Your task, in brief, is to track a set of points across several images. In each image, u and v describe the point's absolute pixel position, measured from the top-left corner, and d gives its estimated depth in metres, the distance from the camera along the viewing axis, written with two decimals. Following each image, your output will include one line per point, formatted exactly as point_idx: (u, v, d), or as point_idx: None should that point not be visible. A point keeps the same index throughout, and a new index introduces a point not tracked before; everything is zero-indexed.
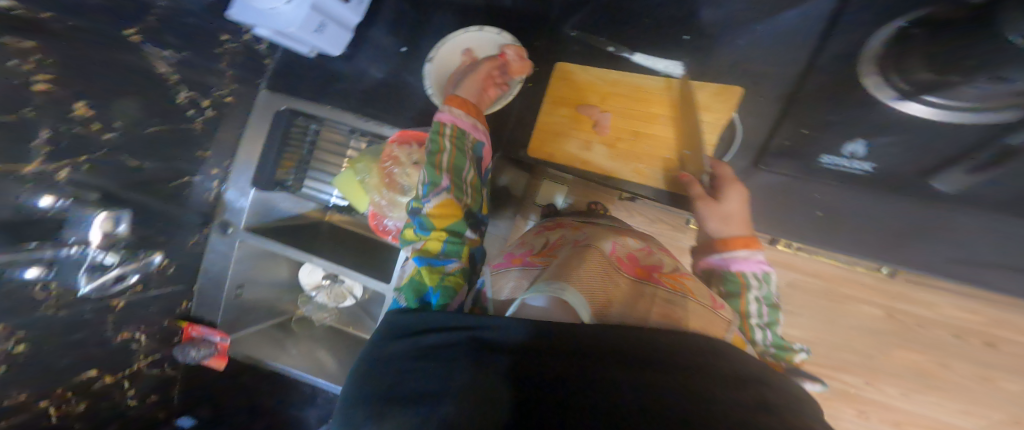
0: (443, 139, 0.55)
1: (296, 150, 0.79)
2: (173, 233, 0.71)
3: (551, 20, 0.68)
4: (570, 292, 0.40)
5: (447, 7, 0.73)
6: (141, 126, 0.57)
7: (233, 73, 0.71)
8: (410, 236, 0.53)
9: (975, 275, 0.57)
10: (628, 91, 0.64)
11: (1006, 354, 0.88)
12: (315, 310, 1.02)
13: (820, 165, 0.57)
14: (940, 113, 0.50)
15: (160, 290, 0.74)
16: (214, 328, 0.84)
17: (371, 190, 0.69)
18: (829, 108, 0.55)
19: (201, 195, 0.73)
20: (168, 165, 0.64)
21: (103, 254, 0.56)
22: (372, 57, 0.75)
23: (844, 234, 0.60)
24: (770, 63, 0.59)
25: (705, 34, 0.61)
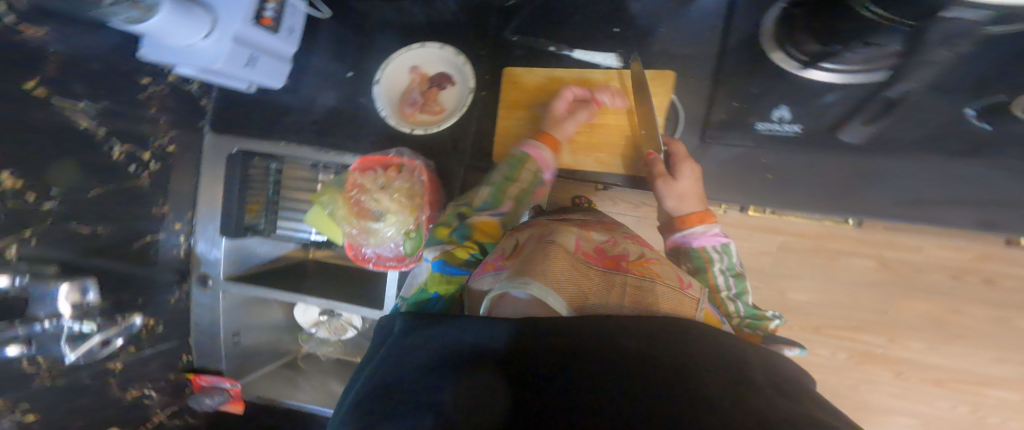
0: (523, 173, 0.61)
1: (261, 192, 0.77)
2: (151, 293, 0.72)
3: (490, 29, 0.70)
4: (533, 284, 0.41)
5: (390, 29, 0.74)
6: (81, 191, 0.57)
7: (167, 120, 0.68)
8: (447, 239, 0.58)
9: (934, 215, 0.56)
10: (574, 85, 0.65)
11: (1007, 290, 0.88)
12: (318, 345, 0.98)
13: (757, 132, 0.56)
14: (842, 77, 0.51)
15: (154, 348, 0.76)
16: (222, 375, 0.83)
17: (342, 221, 0.68)
18: (749, 81, 0.56)
19: (169, 254, 0.74)
20: (123, 226, 0.64)
21: (78, 324, 0.56)
22: (320, 86, 0.76)
23: (793, 190, 0.59)
24: (698, 40, 0.61)
25: (634, 20, 0.64)
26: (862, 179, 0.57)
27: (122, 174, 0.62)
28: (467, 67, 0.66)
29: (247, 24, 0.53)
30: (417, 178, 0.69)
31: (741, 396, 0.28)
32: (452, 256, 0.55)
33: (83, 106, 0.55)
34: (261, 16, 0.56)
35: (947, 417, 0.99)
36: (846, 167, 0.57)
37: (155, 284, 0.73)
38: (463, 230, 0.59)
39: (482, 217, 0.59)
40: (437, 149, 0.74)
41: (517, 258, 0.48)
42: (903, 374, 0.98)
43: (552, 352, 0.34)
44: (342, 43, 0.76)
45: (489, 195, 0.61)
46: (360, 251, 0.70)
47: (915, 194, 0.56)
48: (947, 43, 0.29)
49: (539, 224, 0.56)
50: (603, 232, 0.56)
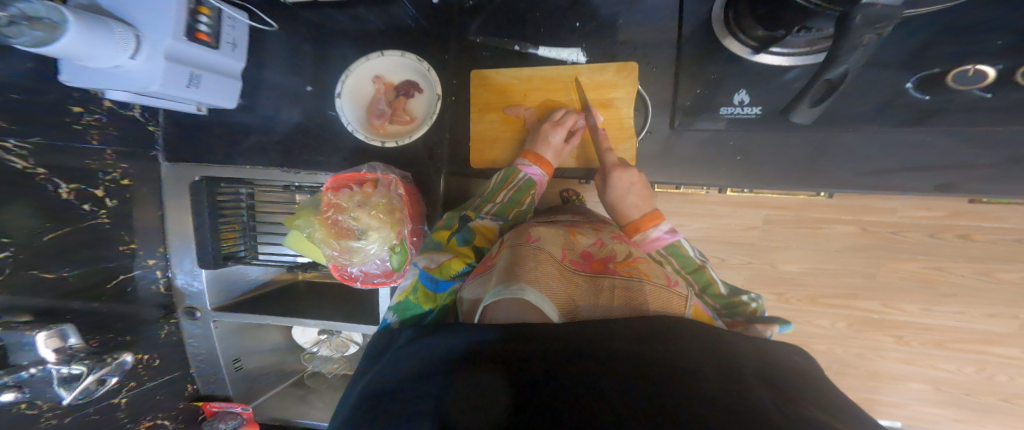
0: (526, 200, 0.62)
1: (234, 218, 0.76)
2: (139, 330, 0.71)
3: (447, 30, 0.68)
4: (529, 291, 0.39)
5: (341, 37, 0.71)
6: (37, 235, 0.55)
7: (118, 152, 0.67)
8: (448, 243, 0.55)
9: (910, 182, 0.54)
10: (542, 84, 0.65)
11: (979, 244, 0.88)
12: (324, 363, 0.99)
13: (721, 117, 0.56)
14: (792, 60, 0.51)
15: (158, 380, 0.76)
16: (231, 401, 0.85)
17: (320, 243, 0.66)
18: (710, 64, 0.55)
19: (149, 290, 0.73)
20: (90, 266, 0.62)
21: (66, 367, 0.54)
22: (277, 101, 0.73)
23: (766, 170, 0.58)
24: (653, 24, 0.59)
25: (586, 9, 0.61)
26: (824, 155, 0.56)
27: (78, 215, 0.60)
28: (432, 73, 0.64)
29: (180, 40, 0.52)
30: (394, 193, 0.67)
31: (733, 395, 0.29)
32: (448, 266, 0.50)
33: (24, 149, 0.53)
34: (194, 30, 0.54)
35: (953, 379, 0.99)
36: (814, 144, 0.56)
37: (142, 321, 0.72)
38: (466, 234, 0.56)
39: (484, 222, 0.58)
40: (411, 160, 0.73)
41: (500, 262, 0.47)
42: (905, 341, 0.99)
43: (547, 349, 0.33)
44: (294, 55, 0.72)
45: (494, 210, 0.60)
46: (346, 270, 0.69)
47: (880, 164, 0.55)
48: (873, 28, 0.29)
49: (524, 229, 0.54)
50: (591, 232, 0.55)
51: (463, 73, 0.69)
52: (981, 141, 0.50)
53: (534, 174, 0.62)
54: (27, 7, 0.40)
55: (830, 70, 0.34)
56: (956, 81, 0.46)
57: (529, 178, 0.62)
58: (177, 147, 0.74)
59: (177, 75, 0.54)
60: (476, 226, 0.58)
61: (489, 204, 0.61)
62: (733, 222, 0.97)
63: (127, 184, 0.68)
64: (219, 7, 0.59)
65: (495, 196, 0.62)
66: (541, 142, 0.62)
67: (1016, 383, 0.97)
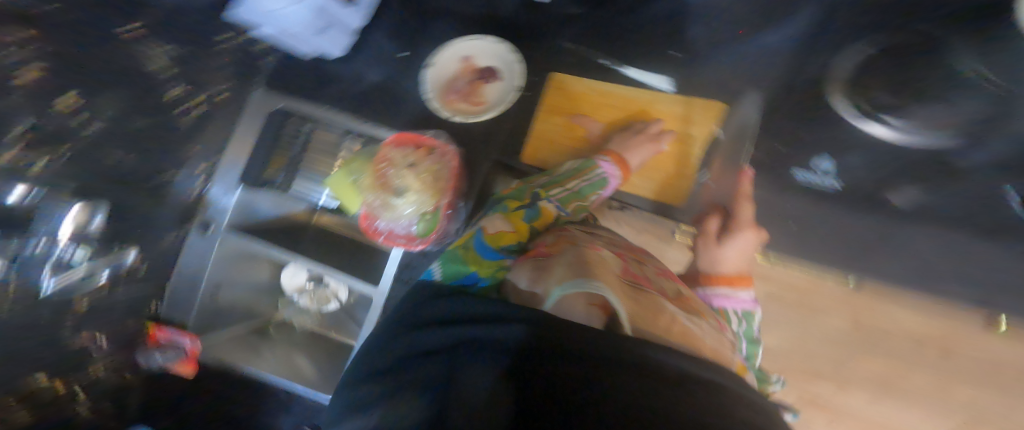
0: (590, 197, 0.62)
1: (286, 150, 0.75)
2: (147, 230, 0.64)
3: (546, 29, 0.71)
4: (608, 290, 0.39)
5: (445, 15, 0.75)
6: (123, 121, 0.54)
7: (228, 71, 0.70)
8: (515, 213, 0.58)
9: (932, 285, 0.61)
10: (618, 102, 0.69)
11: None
12: (295, 313, 0.94)
13: (795, 180, 0.64)
14: (893, 136, 0.59)
15: (124, 292, 0.65)
16: (185, 331, 0.73)
17: (364, 190, 0.68)
18: (803, 127, 0.63)
19: (183, 196, 0.68)
20: (150, 159, 0.59)
21: (74, 249, 0.53)
22: (370, 59, 0.76)
23: (807, 241, 0.65)
24: (747, 81, 0.66)
25: (691, 48, 0.67)
26: (866, 244, 0.63)
27: (167, 112, 0.61)
28: (518, 64, 0.67)
29: None
30: (446, 162, 0.71)
31: None
32: (499, 237, 0.55)
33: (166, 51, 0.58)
34: None
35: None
36: (831, 223, 0.63)
37: (155, 223, 0.65)
38: (533, 212, 0.59)
39: (549, 206, 0.60)
40: (467, 138, 0.75)
41: (562, 256, 0.48)
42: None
43: (544, 357, 0.33)
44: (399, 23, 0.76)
45: (562, 196, 0.61)
46: (372, 223, 0.69)
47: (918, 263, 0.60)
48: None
49: (583, 236, 0.55)
50: (635, 267, 0.53)
51: (543, 73, 0.72)
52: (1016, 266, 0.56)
53: (609, 173, 0.64)
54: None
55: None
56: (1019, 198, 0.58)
57: (606, 174, 0.63)
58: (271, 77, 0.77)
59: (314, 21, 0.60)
60: (544, 206, 0.59)
61: (558, 188, 0.63)
62: None
63: (217, 99, 0.69)
64: None
65: (566, 182, 0.63)
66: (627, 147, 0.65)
67: None
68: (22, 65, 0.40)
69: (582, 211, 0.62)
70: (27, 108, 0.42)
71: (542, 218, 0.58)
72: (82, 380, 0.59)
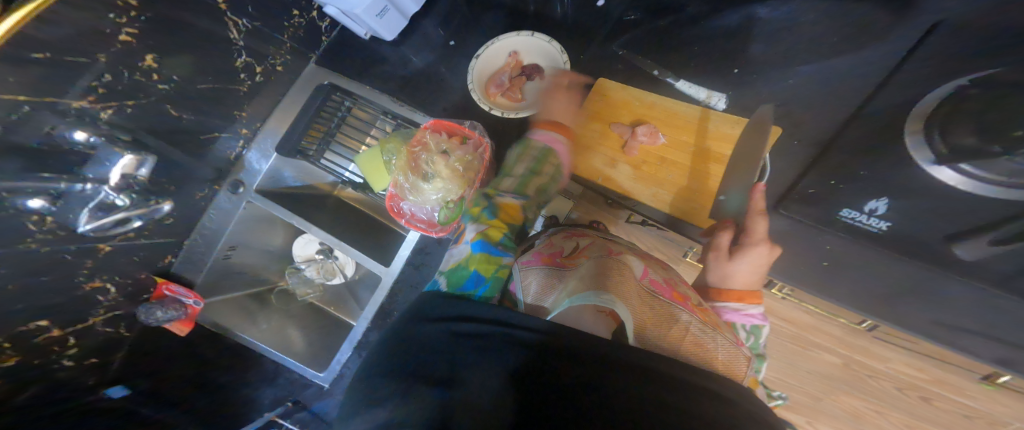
0: (545, 167, 0.63)
1: (325, 123, 0.76)
2: (185, 185, 0.65)
3: (599, 36, 0.73)
4: (619, 306, 0.40)
5: (498, 10, 0.77)
6: (193, 83, 0.56)
7: (290, 45, 0.72)
8: (478, 215, 0.59)
9: (959, 339, 0.59)
10: (663, 115, 0.66)
11: (936, 410, 0.88)
12: (300, 284, 0.92)
13: (838, 217, 0.58)
14: (968, 183, 0.51)
15: (150, 240, 0.65)
16: (190, 291, 0.72)
17: (395, 171, 0.68)
18: (864, 163, 0.56)
19: (223, 154, 0.70)
20: (201, 119, 0.60)
21: (120, 197, 0.49)
22: (417, 46, 0.80)
23: (838, 280, 0.63)
24: (808, 107, 0.63)
25: (752, 69, 0.66)
26: (908, 292, 0.59)
27: (231, 79, 0.62)
28: (566, 66, 0.66)
29: None
30: (479, 155, 0.71)
31: None
32: (484, 237, 0.55)
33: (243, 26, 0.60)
34: None
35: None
36: (877, 264, 0.58)
37: (192, 178, 0.66)
38: (492, 208, 0.60)
39: (506, 199, 0.61)
40: (500, 131, 0.76)
41: (582, 267, 0.49)
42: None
43: (561, 366, 0.34)
44: (452, 12, 0.79)
45: (514, 185, 0.62)
46: (398, 204, 0.70)
47: (951, 318, 0.58)
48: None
49: (603, 243, 0.56)
50: (660, 270, 0.55)
51: (588, 78, 0.72)
52: None
53: (548, 142, 0.64)
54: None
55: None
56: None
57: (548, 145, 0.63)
58: (325, 53, 0.81)
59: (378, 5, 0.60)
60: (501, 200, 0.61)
61: (509, 178, 0.63)
62: None
63: (279, 71, 0.72)
64: None
65: (516, 169, 0.64)
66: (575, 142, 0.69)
67: None
68: (120, 12, 0.44)
69: (544, 186, 0.62)
70: (106, 63, 0.45)
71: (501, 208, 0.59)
72: (80, 328, 0.59)
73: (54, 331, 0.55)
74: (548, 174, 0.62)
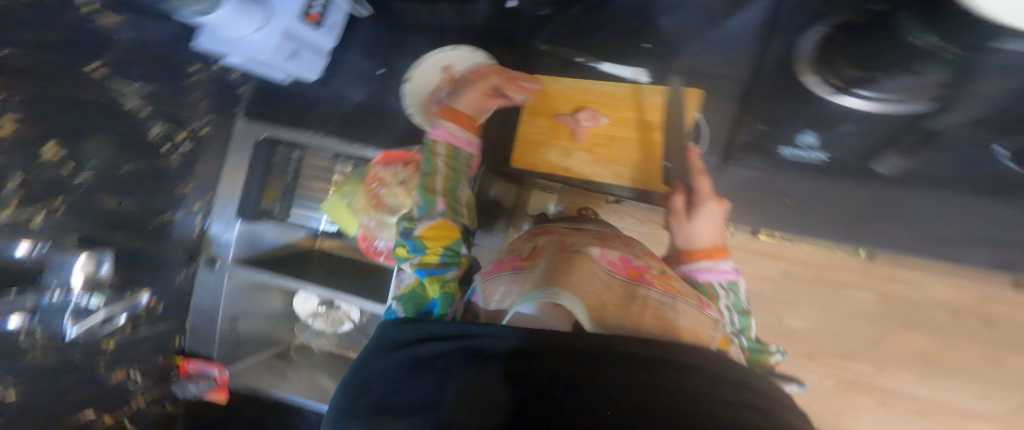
0: (436, 161, 0.56)
1: (280, 179, 0.78)
2: (157, 271, 0.71)
3: (521, 37, 0.71)
4: (562, 296, 0.40)
5: (422, 29, 0.75)
6: (116, 166, 0.58)
7: (207, 105, 0.71)
8: (409, 255, 0.54)
9: (933, 246, 0.61)
10: (597, 97, 0.66)
11: (1000, 331, 0.90)
12: (313, 337, 0.98)
13: (781, 156, 0.60)
14: (875, 105, 0.55)
15: (150, 329, 0.74)
16: (212, 361, 0.83)
17: (360, 212, 0.69)
18: (777, 104, 0.59)
19: (184, 233, 0.74)
20: (146, 202, 0.64)
21: (88, 297, 0.58)
22: (349, 80, 0.77)
23: (812, 213, 0.63)
24: (726, 65, 0.63)
25: (663, 41, 0.65)
26: (870, 215, 0.61)
27: (155, 154, 0.64)
28: (496, 73, 0.67)
29: (296, 19, 0.56)
30: None
31: (710, 402, 0.28)
32: (423, 261, 0.53)
33: (144, 90, 0.59)
34: (306, 13, 0.59)
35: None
36: (847, 190, 0.61)
37: (164, 264, 0.72)
38: (415, 243, 0.54)
39: (425, 226, 0.54)
40: None
41: (538, 264, 0.49)
42: (923, 413, 0.97)
43: (534, 361, 0.34)
44: (375, 39, 0.77)
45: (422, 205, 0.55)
46: (371, 243, 0.71)
47: (917, 226, 0.60)
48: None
49: (556, 237, 0.55)
50: (622, 246, 0.57)
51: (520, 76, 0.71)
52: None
53: (444, 138, 0.58)
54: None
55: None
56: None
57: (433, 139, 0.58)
58: (249, 104, 0.80)
59: (285, 48, 0.59)
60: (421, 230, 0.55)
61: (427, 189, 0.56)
62: (751, 272, 0.96)
63: (206, 134, 0.72)
64: None
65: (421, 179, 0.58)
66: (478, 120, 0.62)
67: None
68: None
69: (450, 182, 0.56)
70: (14, 162, 0.44)
71: (424, 235, 0.53)
72: (128, 411, 0.72)
73: (108, 418, 0.67)
74: (448, 162, 0.55)
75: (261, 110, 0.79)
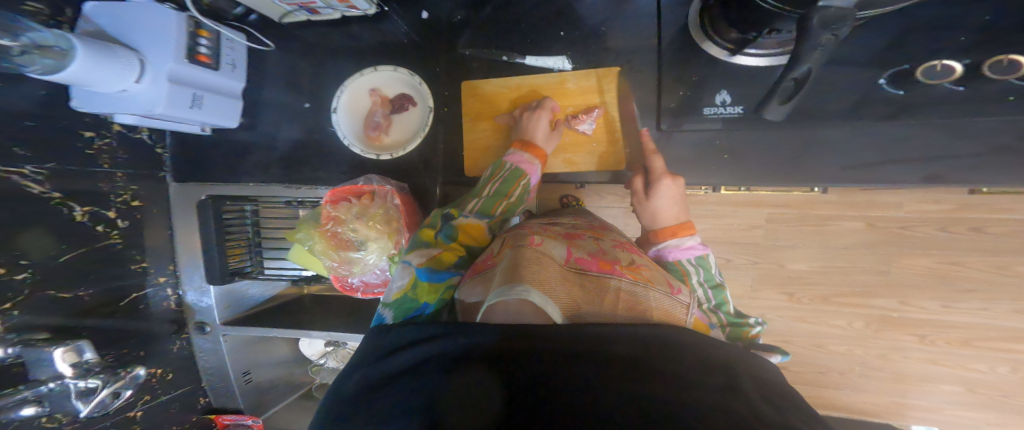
0: (501, 173, 0.62)
1: (240, 234, 0.80)
2: (151, 346, 0.74)
3: (441, 45, 0.71)
4: (533, 292, 0.39)
5: (340, 55, 0.74)
6: (53, 257, 0.59)
7: (122, 172, 0.69)
8: (434, 241, 0.54)
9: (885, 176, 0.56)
10: (529, 92, 0.67)
11: (994, 237, 0.87)
12: (330, 375, 0.98)
13: (704, 117, 0.58)
14: (766, 60, 0.53)
15: (170, 394, 0.79)
16: (242, 413, 0.86)
17: (320, 255, 0.65)
18: (693, 68, 0.57)
19: (161, 306, 0.76)
20: (106, 286, 0.66)
21: (82, 381, 0.57)
22: (276, 118, 0.75)
23: (752, 164, 0.60)
24: (636, 37, 0.62)
25: (573, 22, 0.64)
26: (807, 151, 0.58)
27: (92, 236, 0.64)
28: (423, 85, 0.69)
29: (181, 62, 0.53)
30: (390, 203, 0.66)
31: (715, 391, 0.29)
32: (439, 259, 0.50)
33: (42, 174, 0.57)
34: (195, 53, 0.56)
35: (986, 380, 0.96)
36: (800, 138, 0.57)
37: (155, 336, 0.75)
38: (449, 231, 0.55)
39: (467, 220, 0.57)
40: (402, 171, 0.73)
41: (501, 262, 0.47)
42: (969, 342, 0.95)
43: (534, 353, 0.32)
44: (292, 70, 0.74)
45: (479, 206, 0.60)
46: (346, 281, 0.68)
47: (869, 158, 0.56)
48: (830, 29, 0.31)
49: (524, 233, 0.54)
50: (591, 242, 0.56)
51: (455, 85, 0.71)
52: (970, 133, 0.51)
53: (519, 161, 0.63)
54: (37, 37, 0.43)
55: (794, 67, 0.37)
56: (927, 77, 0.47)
57: (516, 166, 0.62)
58: (173, 165, 0.79)
59: (180, 97, 0.56)
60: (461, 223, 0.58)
61: (473, 200, 0.61)
62: (735, 222, 0.97)
63: (138, 205, 0.72)
64: (219, 29, 0.60)
65: (481, 191, 0.62)
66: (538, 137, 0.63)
67: None
68: None
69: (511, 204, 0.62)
70: None
71: (462, 229, 0.56)
72: None
73: None
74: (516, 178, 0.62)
75: (203, 169, 0.79)
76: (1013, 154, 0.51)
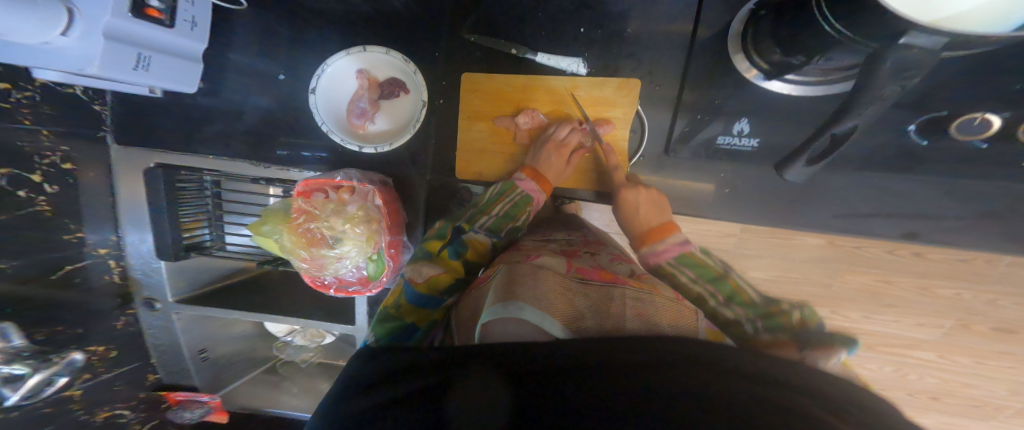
0: (508, 195, 0.60)
1: (197, 208, 0.72)
2: (92, 322, 0.66)
3: (446, 28, 0.65)
4: (528, 310, 0.37)
5: (325, 21, 0.65)
6: None
7: (52, 130, 0.58)
8: (439, 255, 0.52)
9: (859, 225, 0.60)
10: (536, 93, 0.63)
11: (930, 262, 0.96)
12: (297, 351, 0.95)
13: (716, 147, 0.58)
14: (801, 89, 0.51)
15: (114, 373, 0.72)
16: (197, 391, 0.83)
17: (290, 252, 0.60)
18: (713, 92, 0.56)
19: (102, 280, 0.68)
20: (35, 259, 0.57)
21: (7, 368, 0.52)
22: (245, 86, 0.68)
23: (745, 201, 0.62)
24: (656, 52, 0.59)
25: (593, 24, 0.60)
26: (798, 186, 0.60)
27: (14, 203, 0.53)
28: (418, 75, 0.62)
29: (123, 17, 0.43)
30: (371, 203, 0.62)
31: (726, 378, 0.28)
32: (435, 281, 0.48)
33: None
34: (142, 5, 0.45)
35: (877, 379, 1.10)
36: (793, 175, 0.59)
37: (97, 312, 0.67)
38: (459, 246, 0.54)
39: (477, 236, 0.55)
40: (391, 163, 0.70)
41: (498, 276, 0.46)
42: (872, 346, 1.07)
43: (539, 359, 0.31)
44: (267, 34, 0.66)
45: (488, 224, 0.57)
46: (318, 278, 0.63)
47: (850, 204, 0.60)
48: (896, 76, 0.31)
49: (524, 248, 0.53)
50: (588, 258, 0.54)
51: (452, 73, 0.66)
52: (936, 188, 0.56)
53: (529, 190, 0.60)
54: None
55: (839, 123, 0.37)
56: (962, 129, 0.49)
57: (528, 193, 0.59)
58: (116, 126, 0.69)
59: (121, 55, 0.46)
60: (472, 237, 0.56)
61: (483, 215, 0.58)
62: (712, 229, 1.00)
63: (70, 169, 0.61)
64: None
65: (490, 208, 0.59)
66: (553, 170, 0.62)
67: (938, 386, 1.08)
68: None
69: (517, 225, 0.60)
70: None
71: (469, 247, 0.54)
72: None
73: None
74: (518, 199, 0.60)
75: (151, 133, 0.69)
76: (958, 207, 0.57)
